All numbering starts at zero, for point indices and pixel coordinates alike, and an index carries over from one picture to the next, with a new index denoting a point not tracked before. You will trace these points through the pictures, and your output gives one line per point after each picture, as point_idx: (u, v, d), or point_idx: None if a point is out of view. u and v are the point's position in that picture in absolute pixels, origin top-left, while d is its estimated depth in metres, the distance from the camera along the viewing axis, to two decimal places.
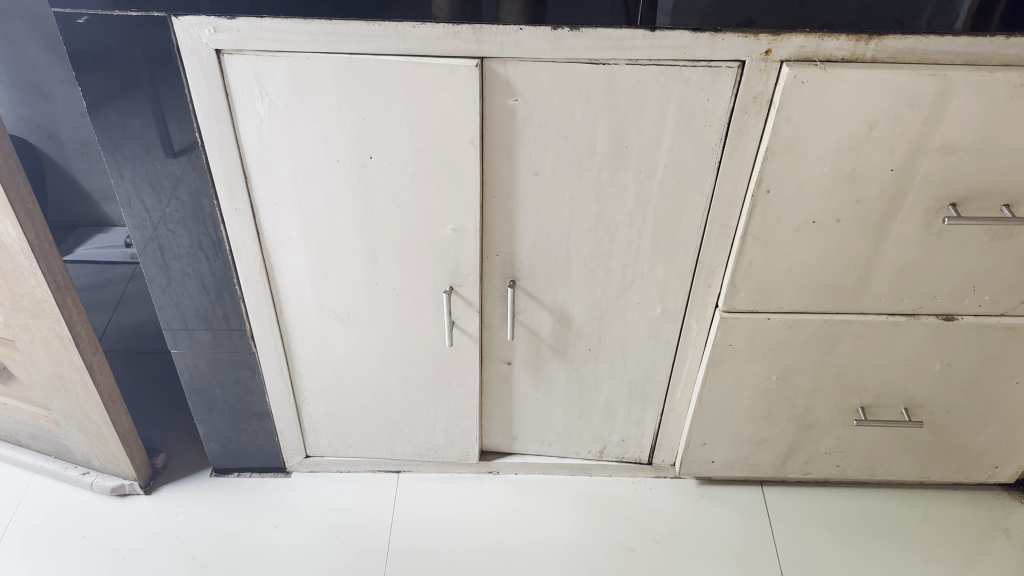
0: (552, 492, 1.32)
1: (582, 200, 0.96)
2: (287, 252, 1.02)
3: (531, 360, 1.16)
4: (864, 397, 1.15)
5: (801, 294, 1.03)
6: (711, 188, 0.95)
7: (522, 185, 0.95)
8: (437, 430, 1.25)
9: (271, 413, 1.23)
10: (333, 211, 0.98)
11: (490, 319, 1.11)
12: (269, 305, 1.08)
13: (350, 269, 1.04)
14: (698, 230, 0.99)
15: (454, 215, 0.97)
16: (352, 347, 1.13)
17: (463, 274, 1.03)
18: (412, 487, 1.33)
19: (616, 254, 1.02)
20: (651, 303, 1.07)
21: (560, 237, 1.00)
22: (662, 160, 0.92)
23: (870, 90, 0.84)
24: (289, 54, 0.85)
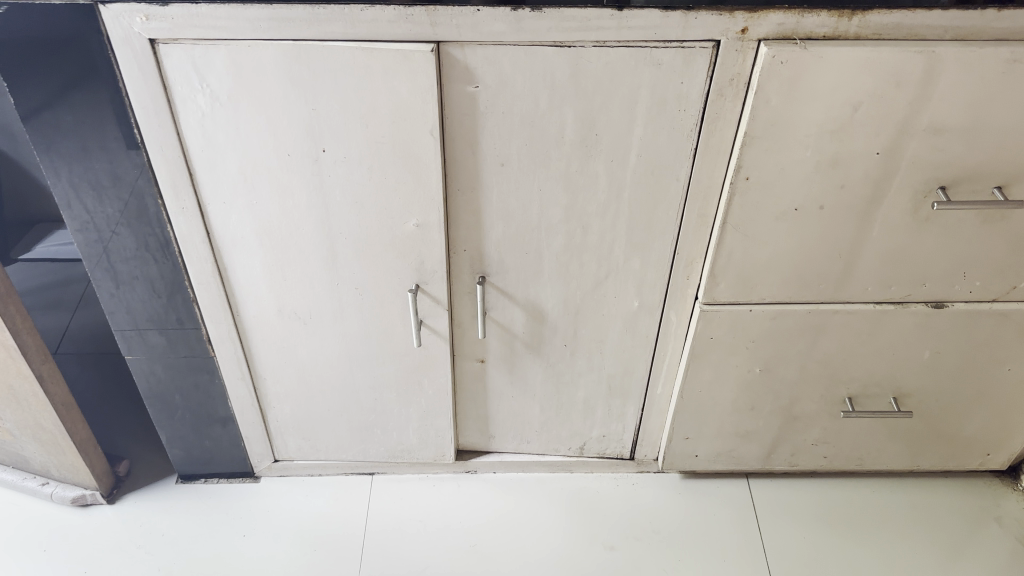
0: (532, 491, 1.27)
1: (552, 190, 0.91)
2: (240, 252, 0.97)
3: (505, 357, 1.11)
4: (852, 387, 1.11)
5: (783, 284, 0.98)
6: (688, 176, 0.89)
7: (488, 177, 0.90)
8: (410, 431, 1.20)
9: (235, 418, 1.18)
10: (286, 208, 0.92)
11: (461, 316, 1.05)
12: (224, 307, 1.03)
13: (307, 268, 0.98)
14: (674, 220, 0.93)
15: (416, 209, 0.91)
16: (316, 348, 1.08)
17: (430, 271, 0.98)
18: (387, 490, 1.28)
19: (590, 246, 0.96)
20: (627, 296, 1.02)
21: (530, 229, 0.95)
22: (635, 148, 0.87)
23: (853, 68, 0.79)
24: (228, 42, 0.79)
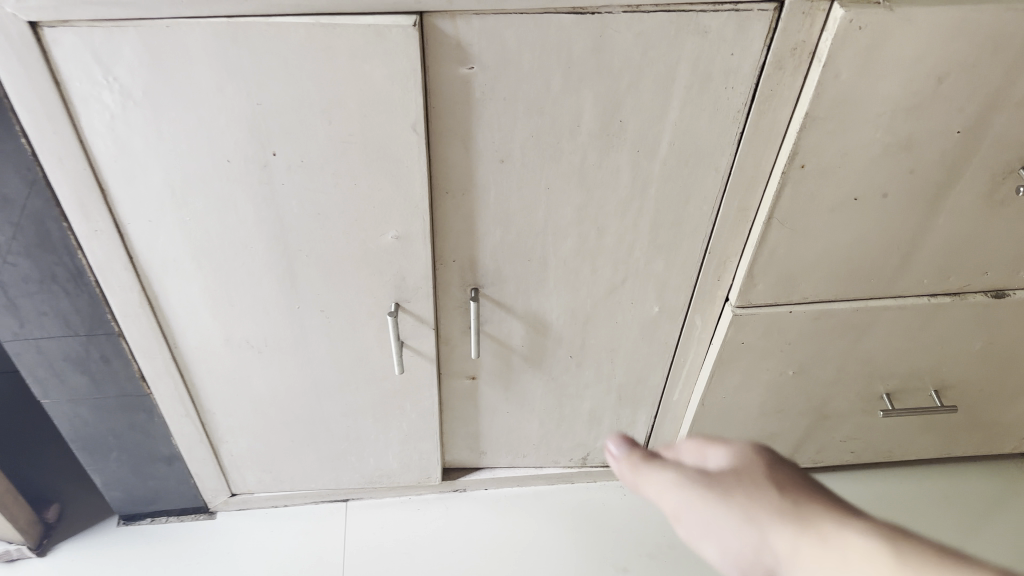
0: (529, 508, 1.13)
1: (563, 189, 0.74)
2: (174, 277, 0.78)
3: (500, 373, 0.95)
4: (891, 383, 0.98)
5: (829, 281, 0.83)
6: (729, 165, 0.73)
7: (485, 176, 0.72)
8: (390, 456, 1.04)
9: (182, 456, 1.01)
10: (229, 224, 0.73)
11: (448, 333, 0.89)
12: (158, 339, 0.84)
13: (259, 290, 0.80)
14: (708, 216, 0.77)
15: (395, 219, 0.74)
16: (275, 378, 0.91)
17: (412, 288, 0.81)
18: (364, 518, 1.12)
19: (605, 249, 0.80)
20: (647, 303, 0.86)
21: (535, 234, 0.78)
22: (667, 135, 0.70)
23: (946, 32, 0.63)
24: (137, 22, 0.58)
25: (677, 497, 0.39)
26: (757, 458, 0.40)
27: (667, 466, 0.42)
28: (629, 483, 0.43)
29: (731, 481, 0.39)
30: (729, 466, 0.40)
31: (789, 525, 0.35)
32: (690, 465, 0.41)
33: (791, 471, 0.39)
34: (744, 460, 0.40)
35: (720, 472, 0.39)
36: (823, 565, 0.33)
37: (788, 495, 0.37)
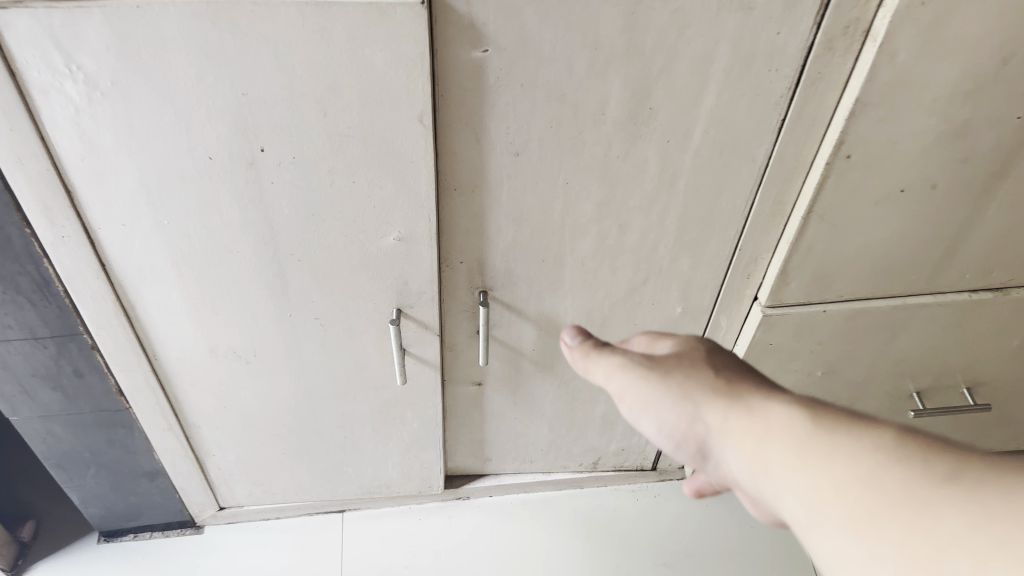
0: (537, 515, 1.07)
1: (583, 184, 0.67)
2: (152, 284, 0.70)
3: (509, 379, 0.88)
4: (922, 381, 0.93)
5: (866, 277, 0.77)
6: (767, 154, 0.66)
7: (497, 171, 0.65)
8: (389, 465, 0.97)
9: (165, 470, 0.94)
10: (213, 228, 0.66)
11: (454, 338, 0.82)
12: (136, 351, 0.77)
13: (247, 297, 0.72)
14: (741, 211, 0.71)
15: (399, 219, 0.66)
16: (265, 389, 0.84)
17: (415, 292, 0.74)
18: (362, 530, 1.05)
19: (627, 248, 0.73)
20: (669, 304, 0.79)
21: (551, 233, 0.71)
22: (700, 124, 0.63)
23: (1016, 7, 0.56)
24: (102, 3, 0.50)
25: (622, 377, 0.46)
26: (698, 352, 0.47)
27: (616, 352, 0.48)
28: (580, 369, 0.50)
29: (672, 364, 0.45)
30: (674, 352, 0.47)
31: (719, 402, 0.43)
32: (639, 354, 0.47)
33: (725, 359, 0.47)
34: (688, 356, 0.46)
35: (666, 362, 0.46)
36: (748, 430, 0.40)
37: (721, 381, 0.44)
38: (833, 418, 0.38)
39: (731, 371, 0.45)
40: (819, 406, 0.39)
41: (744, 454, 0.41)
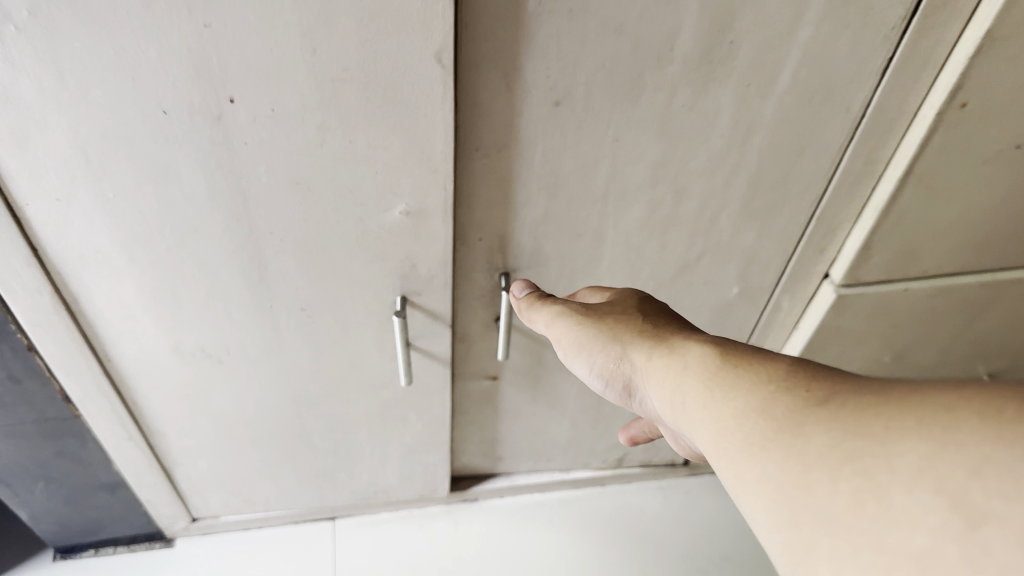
0: (554, 518, 0.96)
1: (637, 142, 0.53)
2: (99, 272, 0.56)
3: (529, 372, 0.75)
4: (995, 365, 0.81)
5: (959, 251, 0.65)
6: (866, 102, 0.54)
7: (532, 126, 0.51)
8: (389, 469, 0.85)
9: (128, 482, 0.81)
10: (174, 201, 0.52)
11: (467, 328, 0.69)
12: (84, 351, 0.63)
13: (217, 286, 0.59)
14: (825, 172, 0.58)
15: (409, 188, 0.53)
16: (242, 391, 0.70)
17: (424, 277, 0.60)
18: (356, 540, 0.93)
19: (682, 220, 0.60)
20: (725, 283, 0.67)
21: (592, 203, 0.58)
22: (789, 63, 0.50)
23: None
24: None
25: (560, 325, 0.51)
26: (631, 300, 0.51)
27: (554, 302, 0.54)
28: (529, 319, 0.56)
29: (601, 307, 0.50)
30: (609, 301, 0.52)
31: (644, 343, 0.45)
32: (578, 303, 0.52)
33: (662, 313, 0.50)
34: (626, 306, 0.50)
35: (598, 309, 0.51)
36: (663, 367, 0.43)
37: (655, 333, 0.46)
38: (741, 356, 0.39)
39: (672, 328, 0.46)
40: (736, 350, 0.40)
41: (659, 391, 0.43)
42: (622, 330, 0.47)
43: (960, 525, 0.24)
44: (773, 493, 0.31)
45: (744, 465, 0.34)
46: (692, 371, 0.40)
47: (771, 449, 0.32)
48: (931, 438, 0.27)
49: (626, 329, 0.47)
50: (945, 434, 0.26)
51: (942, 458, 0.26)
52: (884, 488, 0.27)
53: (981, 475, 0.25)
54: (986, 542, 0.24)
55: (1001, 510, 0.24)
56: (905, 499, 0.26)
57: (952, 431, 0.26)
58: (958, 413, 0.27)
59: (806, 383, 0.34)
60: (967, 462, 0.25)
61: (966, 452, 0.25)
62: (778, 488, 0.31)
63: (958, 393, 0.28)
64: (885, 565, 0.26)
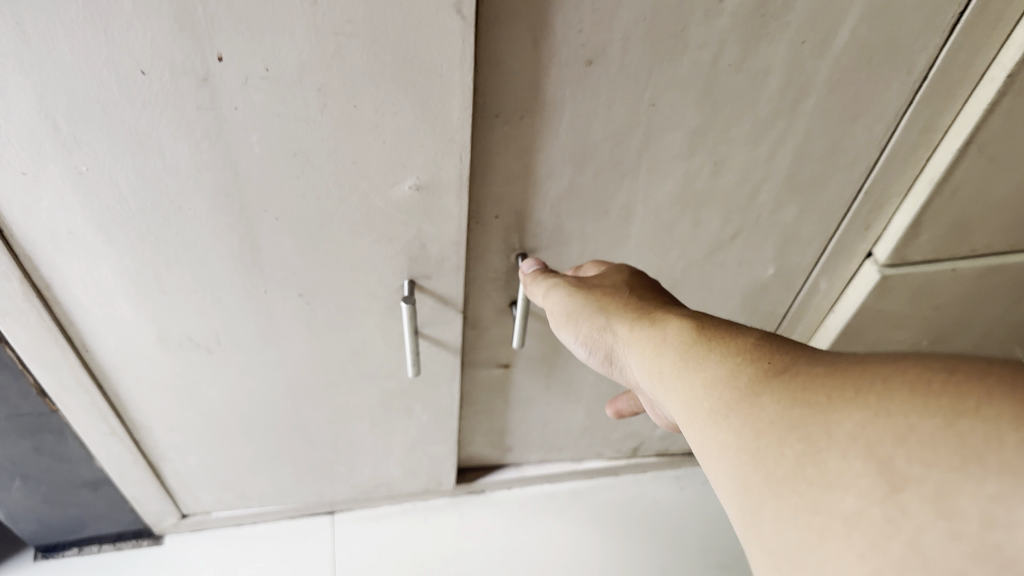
0: (565, 511, 0.92)
1: (676, 107, 0.48)
2: (73, 255, 0.50)
3: (544, 360, 0.70)
4: None
5: (1014, 228, 0.60)
6: (929, 62, 0.48)
7: (560, 90, 0.46)
8: (392, 462, 0.80)
9: (112, 479, 0.75)
10: (156, 174, 0.46)
11: (479, 314, 0.63)
12: (59, 342, 0.57)
13: (206, 270, 0.53)
14: (877, 140, 0.53)
15: (422, 160, 0.47)
16: (233, 382, 0.65)
17: (436, 259, 0.55)
18: (356, 535, 0.88)
19: (719, 194, 0.55)
20: (761, 262, 0.62)
21: (622, 177, 0.52)
22: (851, 17, 0.44)
23: None
24: None
25: (549, 297, 0.50)
26: (621, 272, 0.50)
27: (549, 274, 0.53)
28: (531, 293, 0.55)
29: (590, 280, 0.49)
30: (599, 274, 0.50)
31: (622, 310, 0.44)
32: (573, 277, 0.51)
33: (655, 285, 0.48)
34: (606, 277, 0.49)
35: (590, 281, 0.49)
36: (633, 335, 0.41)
37: (633, 301, 0.44)
38: (712, 323, 0.37)
39: (646, 295, 0.45)
40: (704, 316, 0.38)
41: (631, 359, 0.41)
42: (597, 298, 0.46)
43: (885, 488, 0.23)
44: (721, 454, 0.30)
45: (698, 430, 0.32)
46: (656, 337, 0.39)
47: (720, 413, 0.31)
48: (865, 406, 0.25)
49: (605, 297, 0.46)
50: (878, 400, 0.25)
51: (874, 425, 0.24)
52: (822, 453, 0.26)
53: (906, 442, 0.23)
54: (907, 504, 0.22)
55: (921, 474, 0.22)
56: (839, 464, 0.25)
57: (884, 399, 0.25)
58: (890, 380, 0.25)
59: (763, 347, 0.32)
60: (892, 431, 0.24)
61: (897, 418, 0.24)
62: (724, 451, 0.30)
63: (903, 360, 0.26)
64: (816, 529, 0.25)
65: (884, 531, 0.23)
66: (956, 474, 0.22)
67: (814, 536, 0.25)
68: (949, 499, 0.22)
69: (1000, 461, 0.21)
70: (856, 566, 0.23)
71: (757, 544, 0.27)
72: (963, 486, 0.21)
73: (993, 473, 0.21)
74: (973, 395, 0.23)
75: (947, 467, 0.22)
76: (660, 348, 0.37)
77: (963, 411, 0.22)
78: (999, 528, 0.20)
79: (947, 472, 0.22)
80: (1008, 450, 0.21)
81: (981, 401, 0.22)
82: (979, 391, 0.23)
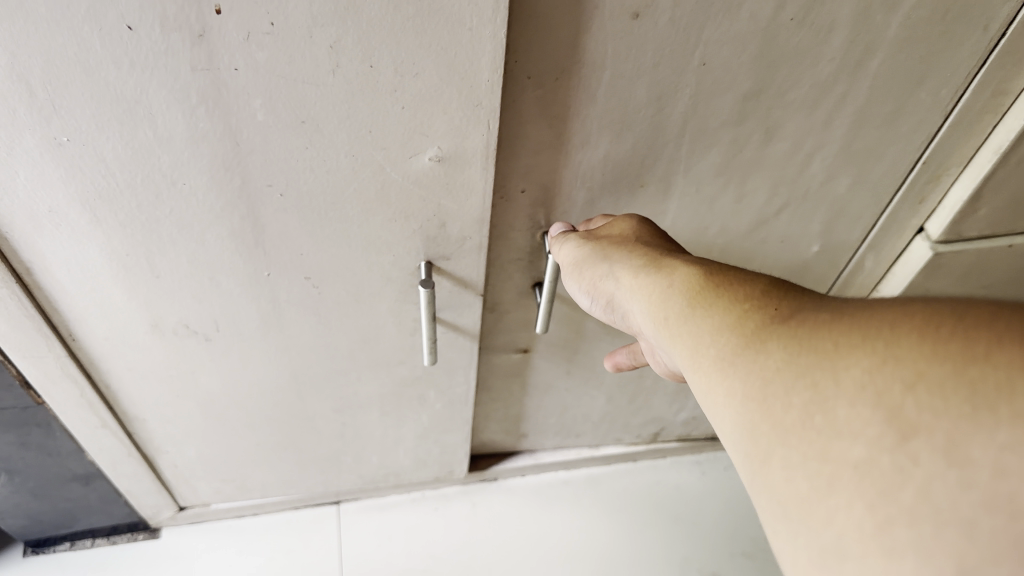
0: (582, 498, 0.88)
1: (728, 66, 0.43)
2: (55, 236, 0.45)
3: (566, 344, 0.66)
4: None
5: None
6: (1010, 16, 0.43)
7: (602, 48, 0.41)
8: (402, 451, 0.76)
9: (104, 473, 0.70)
10: (148, 146, 0.40)
11: (500, 296, 0.59)
12: (43, 331, 0.52)
13: (205, 251, 0.48)
14: (943, 104, 0.48)
15: (446, 127, 0.42)
16: (233, 372, 0.60)
17: (456, 239, 0.50)
18: (364, 526, 0.84)
19: (767, 164, 0.50)
20: (805, 236, 0.57)
21: (663, 146, 0.47)
22: None
23: None
24: None
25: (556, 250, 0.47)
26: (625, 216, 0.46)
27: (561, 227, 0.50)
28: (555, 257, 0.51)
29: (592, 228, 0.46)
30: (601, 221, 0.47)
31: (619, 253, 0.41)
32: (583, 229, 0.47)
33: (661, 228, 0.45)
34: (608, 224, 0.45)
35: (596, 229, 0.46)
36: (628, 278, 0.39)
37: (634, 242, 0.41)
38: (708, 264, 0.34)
39: (645, 237, 0.42)
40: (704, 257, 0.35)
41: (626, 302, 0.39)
42: (593, 244, 0.43)
43: (895, 436, 0.21)
44: (720, 401, 0.28)
45: (695, 377, 0.30)
46: (652, 278, 0.36)
47: (718, 359, 0.28)
48: (873, 351, 0.23)
49: (605, 241, 0.43)
50: (884, 345, 0.23)
51: (881, 373, 0.22)
52: (828, 400, 0.23)
53: (915, 389, 0.21)
54: (916, 452, 0.20)
55: (931, 424, 0.20)
56: (847, 413, 0.22)
57: (892, 345, 0.22)
58: (899, 326, 0.23)
59: (764, 288, 0.30)
60: (902, 376, 0.21)
61: (904, 363, 0.22)
62: (723, 399, 0.28)
63: (916, 303, 0.24)
64: (824, 478, 0.22)
65: (894, 480, 0.21)
66: (968, 424, 0.20)
67: (822, 484, 0.23)
68: (959, 449, 0.20)
69: (1013, 410, 0.19)
70: (867, 515, 0.21)
71: (761, 492, 0.25)
72: (974, 436, 0.19)
73: (1005, 421, 0.19)
74: (984, 341, 0.21)
75: (960, 417, 0.20)
76: (657, 291, 0.35)
77: (973, 356, 0.20)
78: (1010, 477, 0.19)
79: (959, 421, 0.20)
80: (1022, 398, 0.19)
81: (990, 349, 0.20)
82: (986, 338, 0.21)
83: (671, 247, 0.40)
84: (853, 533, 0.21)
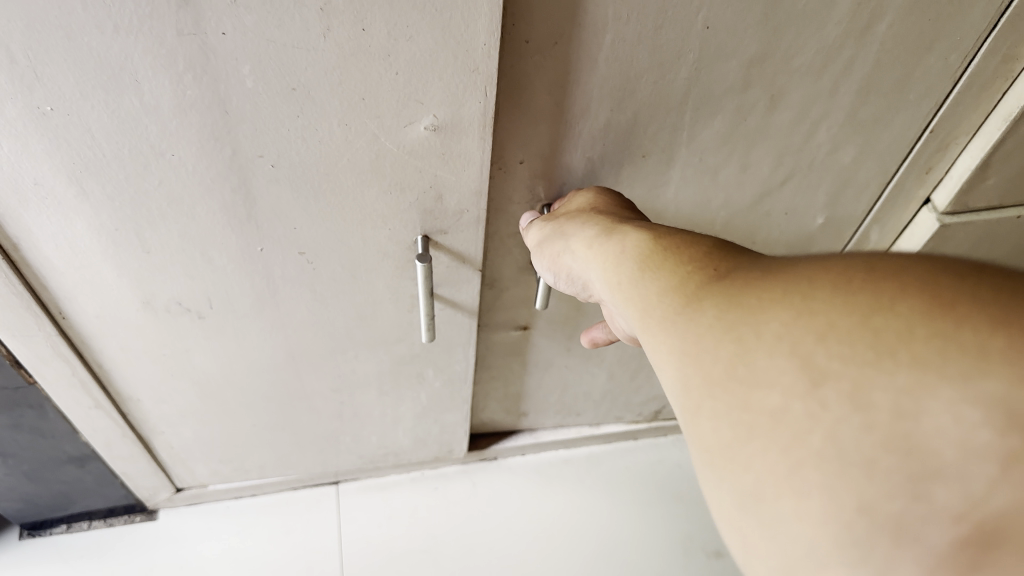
0: (582, 477, 0.87)
1: (732, 31, 0.42)
2: (41, 210, 0.43)
3: (567, 321, 0.65)
4: None
5: None
6: None
7: (603, 11, 0.39)
8: (401, 430, 0.75)
9: (100, 454, 0.69)
10: (135, 114, 0.39)
11: (499, 272, 0.58)
12: (32, 309, 0.51)
13: (196, 225, 0.47)
14: (953, 70, 0.47)
15: (440, 93, 0.41)
16: (228, 351, 0.59)
17: (454, 212, 0.49)
18: (364, 506, 0.83)
19: (771, 134, 0.49)
20: (810, 208, 0.56)
21: (666, 115, 0.46)
22: None
23: None
24: None
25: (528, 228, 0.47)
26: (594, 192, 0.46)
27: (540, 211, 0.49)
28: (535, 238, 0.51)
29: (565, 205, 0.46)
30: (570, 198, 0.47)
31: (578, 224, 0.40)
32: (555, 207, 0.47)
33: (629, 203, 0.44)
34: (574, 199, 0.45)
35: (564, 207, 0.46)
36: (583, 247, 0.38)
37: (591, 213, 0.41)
38: (659, 232, 0.33)
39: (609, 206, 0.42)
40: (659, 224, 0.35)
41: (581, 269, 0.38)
42: (556, 220, 0.43)
43: (806, 382, 0.20)
44: (656, 362, 0.27)
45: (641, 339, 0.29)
46: (607, 246, 0.35)
47: (657, 320, 0.27)
48: (793, 305, 0.22)
49: (567, 214, 0.42)
50: (802, 300, 0.22)
51: (798, 323, 0.21)
52: (749, 351, 0.22)
53: (827, 338, 0.20)
54: (825, 397, 0.20)
55: (839, 370, 0.20)
56: (766, 362, 0.22)
57: (811, 298, 0.22)
58: (819, 280, 0.22)
59: (708, 253, 0.29)
60: (819, 326, 0.21)
61: (819, 315, 0.21)
62: (659, 358, 0.27)
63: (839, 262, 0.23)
64: (741, 427, 0.21)
65: (804, 426, 0.20)
66: (872, 369, 0.19)
67: (740, 432, 0.21)
68: (863, 393, 0.19)
69: (915, 355, 0.18)
70: (779, 461, 0.20)
71: (694, 444, 0.24)
72: (877, 377, 0.19)
73: (905, 365, 0.18)
74: (889, 292, 0.20)
75: (865, 363, 0.19)
76: (611, 258, 0.34)
77: (879, 308, 0.20)
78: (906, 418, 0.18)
79: (864, 367, 0.19)
80: (921, 344, 0.19)
81: (896, 300, 0.20)
82: (893, 291, 0.20)
83: (629, 216, 0.40)
84: (769, 479, 0.20)
